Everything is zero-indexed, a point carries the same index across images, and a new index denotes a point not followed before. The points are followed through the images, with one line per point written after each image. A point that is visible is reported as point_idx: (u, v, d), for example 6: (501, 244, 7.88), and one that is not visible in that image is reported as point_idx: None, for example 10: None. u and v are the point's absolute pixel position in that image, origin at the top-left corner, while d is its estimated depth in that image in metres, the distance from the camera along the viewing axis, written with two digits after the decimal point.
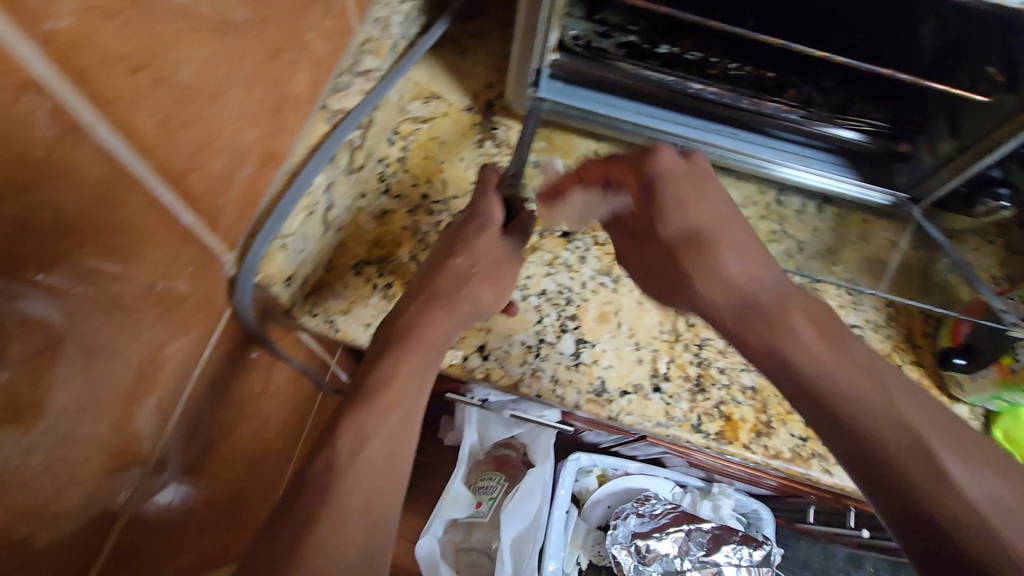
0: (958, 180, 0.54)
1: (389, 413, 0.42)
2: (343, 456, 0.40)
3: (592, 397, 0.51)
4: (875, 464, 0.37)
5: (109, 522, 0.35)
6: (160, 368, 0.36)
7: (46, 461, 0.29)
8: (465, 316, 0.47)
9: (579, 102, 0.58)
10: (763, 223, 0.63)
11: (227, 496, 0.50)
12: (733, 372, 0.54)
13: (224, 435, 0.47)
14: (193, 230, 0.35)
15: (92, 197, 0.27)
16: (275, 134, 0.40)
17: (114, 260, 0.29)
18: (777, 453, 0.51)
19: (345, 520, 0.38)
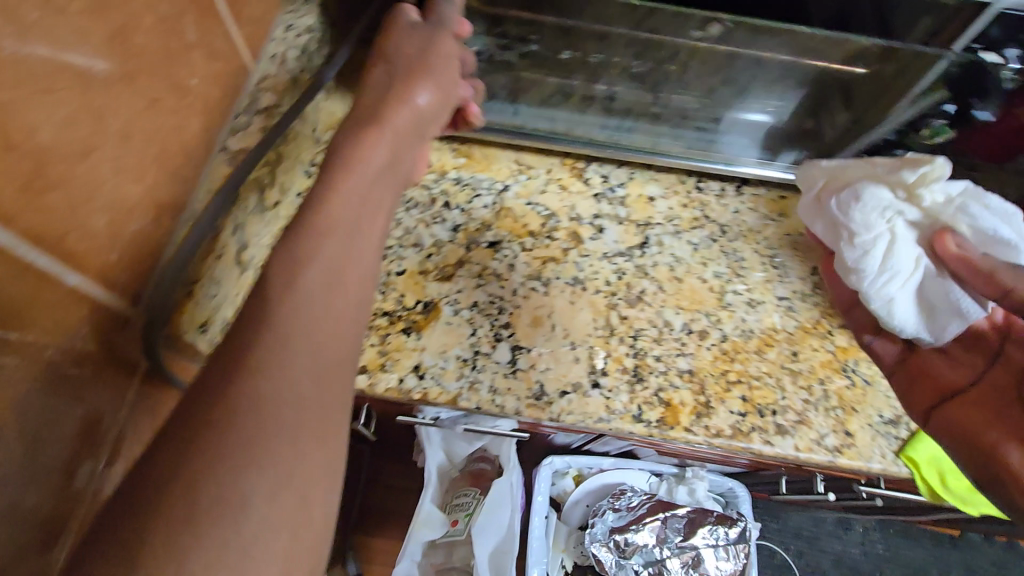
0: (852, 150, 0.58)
1: (326, 293, 0.32)
2: (270, 383, 0.28)
3: (532, 402, 0.51)
4: (968, 432, 0.50)
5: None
6: (69, 434, 0.35)
7: None
8: (406, 122, 0.40)
9: (499, 115, 0.61)
10: (687, 210, 0.64)
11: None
12: (669, 358, 0.55)
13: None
14: (85, 290, 0.35)
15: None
16: (164, 183, 0.41)
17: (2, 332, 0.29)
18: (718, 431, 0.52)
19: (286, 446, 0.28)
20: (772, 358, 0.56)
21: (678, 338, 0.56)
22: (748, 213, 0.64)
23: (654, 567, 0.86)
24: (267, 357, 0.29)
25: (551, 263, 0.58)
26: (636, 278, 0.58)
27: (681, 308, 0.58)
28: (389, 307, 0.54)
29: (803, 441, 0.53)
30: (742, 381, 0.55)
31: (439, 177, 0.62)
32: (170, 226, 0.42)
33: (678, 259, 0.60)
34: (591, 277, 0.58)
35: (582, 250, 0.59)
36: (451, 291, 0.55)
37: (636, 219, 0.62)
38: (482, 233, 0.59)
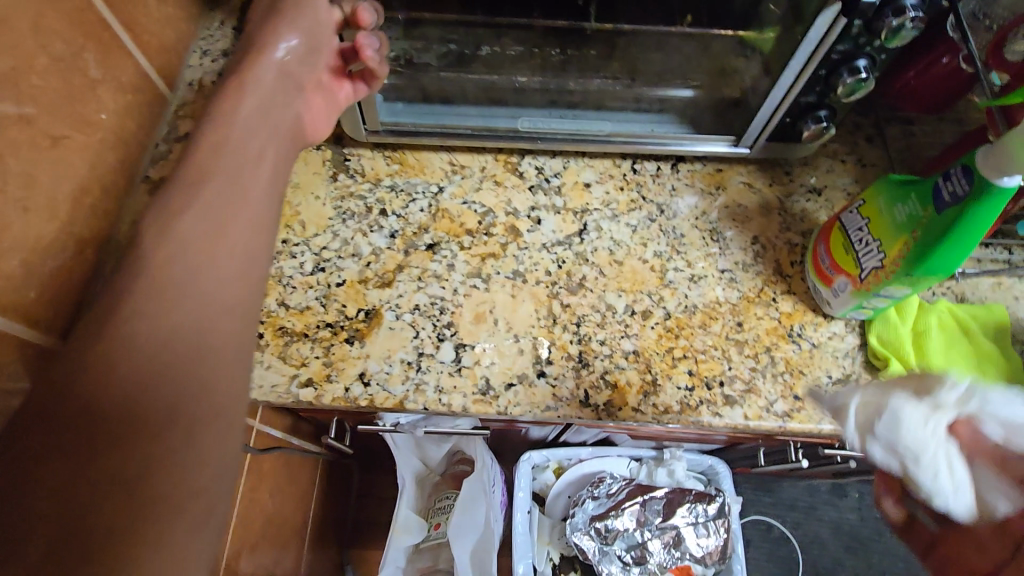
0: (778, 115, 0.58)
1: (229, 245, 0.44)
2: (188, 306, 0.40)
3: (479, 397, 0.52)
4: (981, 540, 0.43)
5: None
6: None
7: None
8: (272, 86, 0.52)
9: (428, 117, 0.61)
10: (623, 193, 0.65)
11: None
12: (614, 341, 0.55)
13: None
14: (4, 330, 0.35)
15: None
16: (84, 218, 0.41)
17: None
18: (666, 408, 0.52)
19: (205, 377, 0.39)
20: (717, 331, 0.57)
21: (621, 320, 0.56)
22: (683, 189, 0.65)
23: (636, 551, 0.86)
24: (149, 311, 0.38)
25: (490, 259, 0.59)
26: (576, 266, 0.59)
27: (623, 291, 0.58)
28: (331, 319, 0.54)
29: (752, 410, 0.53)
30: (688, 356, 0.55)
31: (373, 186, 0.63)
32: (95, 260, 0.43)
33: (617, 243, 0.61)
34: (531, 269, 0.59)
35: (521, 243, 0.60)
36: (391, 297, 0.56)
37: (572, 207, 0.63)
38: (420, 237, 0.60)
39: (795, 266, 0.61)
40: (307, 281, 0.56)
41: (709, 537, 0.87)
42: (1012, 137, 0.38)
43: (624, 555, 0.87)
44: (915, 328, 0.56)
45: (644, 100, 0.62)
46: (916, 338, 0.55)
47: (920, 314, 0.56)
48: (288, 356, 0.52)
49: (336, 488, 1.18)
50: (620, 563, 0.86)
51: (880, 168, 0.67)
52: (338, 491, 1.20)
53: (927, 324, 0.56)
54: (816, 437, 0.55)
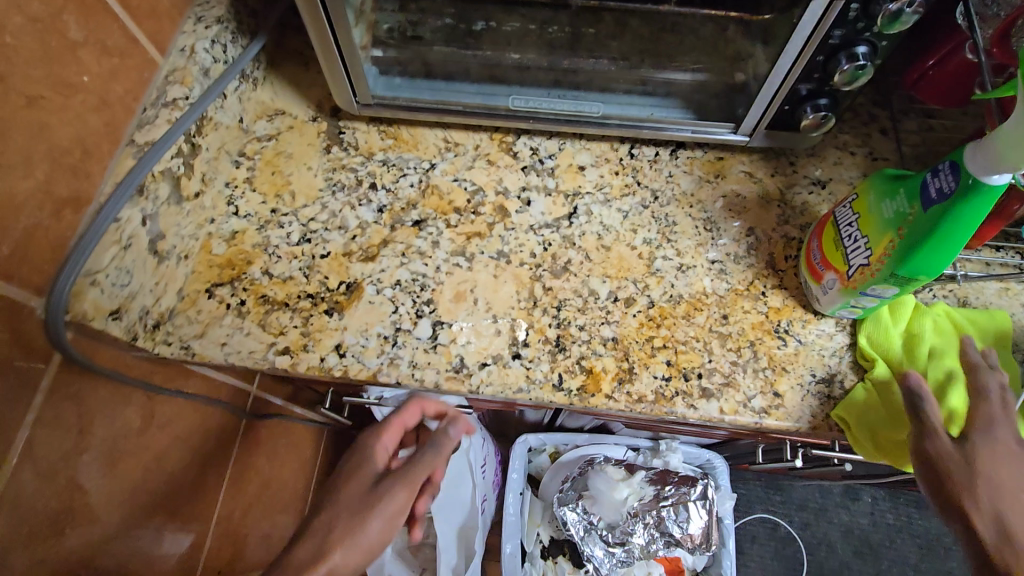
0: (775, 103, 0.56)
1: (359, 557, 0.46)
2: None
3: (452, 374, 0.52)
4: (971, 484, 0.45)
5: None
6: None
7: None
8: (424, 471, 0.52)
9: (426, 92, 0.60)
10: (618, 177, 0.63)
11: (117, 531, 0.53)
12: (594, 327, 0.54)
13: (99, 477, 0.50)
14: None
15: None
16: (65, 178, 0.42)
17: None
18: (640, 396, 0.51)
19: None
20: (701, 322, 0.55)
21: (603, 306, 0.56)
22: (682, 176, 0.63)
23: (619, 535, 0.85)
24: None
25: (476, 238, 0.59)
26: (561, 249, 0.58)
27: (608, 277, 0.57)
28: (313, 290, 0.55)
29: (728, 404, 0.52)
30: (668, 346, 0.54)
31: (365, 160, 0.63)
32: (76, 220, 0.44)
33: (606, 227, 0.60)
34: (515, 250, 0.58)
35: (508, 224, 0.59)
36: (374, 271, 0.56)
37: (564, 189, 0.62)
38: (407, 213, 0.60)
39: (790, 260, 0.59)
40: (293, 252, 0.57)
41: (693, 520, 0.84)
42: (999, 148, 0.36)
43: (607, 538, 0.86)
44: (907, 334, 0.54)
45: (650, 85, 0.60)
46: (907, 345, 0.53)
47: (911, 320, 0.54)
48: (268, 324, 0.53)
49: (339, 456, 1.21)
50: (603, 546, 0.86)
51: (892, 163, 0.64)
52: None
53: (919, 330, 0.54)
54: (801, 436, 0.54)
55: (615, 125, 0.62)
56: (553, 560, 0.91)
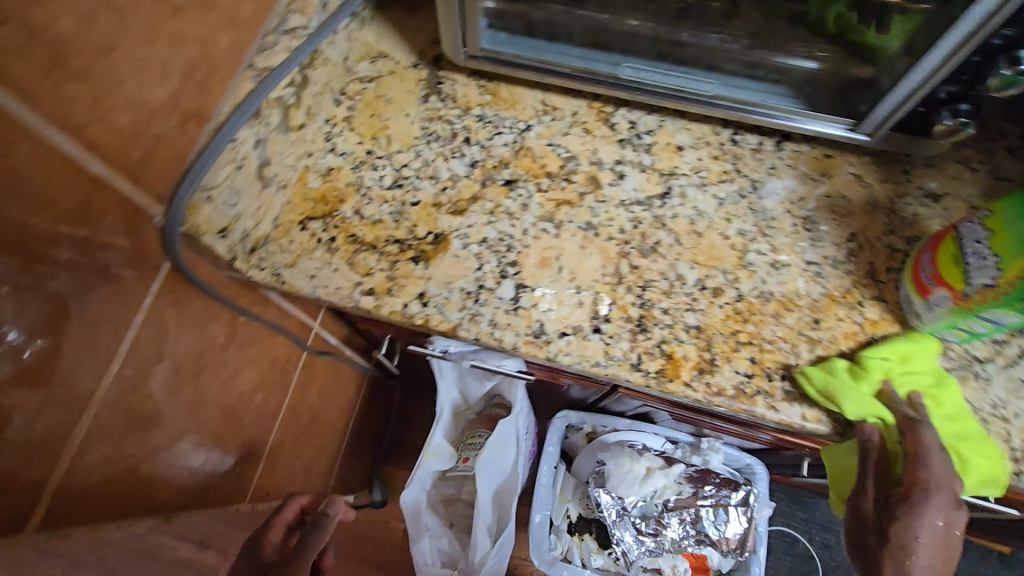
0: (910, 102, 0.52)
1: None
2: None
3: (531, 339, 0.51)
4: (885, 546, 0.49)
5: (62, 446, 0.40)
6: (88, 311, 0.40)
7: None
8: None
9: (529, 51, 0.59)
10: (717, 162, 0.60)
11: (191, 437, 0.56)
12: (677, 312, 0.53)
13: (183, 383, 0.52)
14: (109, 181, 0.38)
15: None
16: (192, 92, 0.43)
17: (28, 202, 0.34)
18: (719, 390, 0.50)
19: None
20: (790, 324, 0.53)
21: (689, 293, 0.54)
22: (786, 170, 0.60)
23: (652, 522, 0.85)
24: None
25: (566, 206, 0.57)
26: (652, 229, 0.56)
27: (696, 264, 0.55)
28: (401, 235, 0.55)
29: (812, 412, 0.51)
30: (753, 343, 0.52)
31: (462, 113, 0.61)
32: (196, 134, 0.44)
33: (700, 212, 0.57)
34: (605, 224, 0.56)
35: (599, 196, 0.58)
36: (462, 225, 0.56)
37: (660, 168, 0.59)
38: (499, 172, 0.58)
39: (891, 273, 0.56)
40: (385, 195, 0.57)
41: (730, 523, 0.84)
42: None
43: (641, 524, 0.86)
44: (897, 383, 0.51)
45: (758, 69, 0.57)
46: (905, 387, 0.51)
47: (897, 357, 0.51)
48: (356, 263, 0.54)
49: (376, 404, 1.24)
50: (635, 531, 0.85)
51: (1016, 184, 0.60)
52: (377, 407, 1.26)
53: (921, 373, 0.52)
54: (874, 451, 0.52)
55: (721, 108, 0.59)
56: (579, 537, 0.91)
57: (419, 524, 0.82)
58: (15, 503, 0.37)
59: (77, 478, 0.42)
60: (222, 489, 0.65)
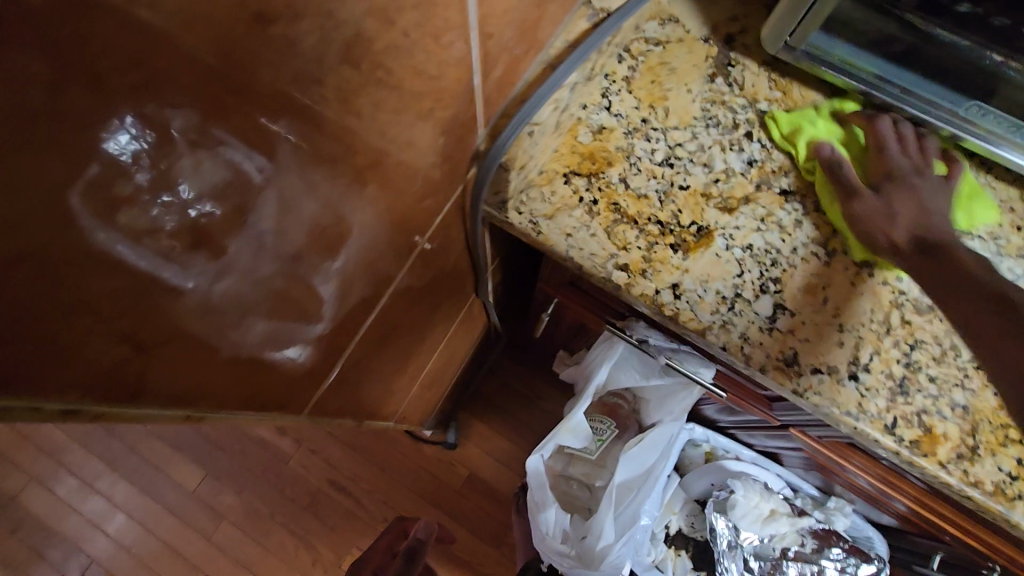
0: None
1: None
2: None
3: (780, 366, 0.48)
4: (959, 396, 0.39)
5: (254, 331, 0.35)
6: (380, 210, 0.40)
7: (278, 257, 0.33)
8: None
9: (846, 54, 0.53)
10: (1018, 234, 0.54)
11: (379, 344, 0.56)
12: (946, 384, 0.48)
13: (400, 294, 0.52)
14: (473, 93, 0.39)
15: (424, 40, 0.32)
16: (545, 19, 0.41)
17: (421, 97, 0.35)
18: (976, 481, 0.46)
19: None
20: None
21: (963, 367, 0.49)
22: None
23: (765, 563, 0.82)
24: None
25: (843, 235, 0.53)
26: None
27: None
28: (664, 218, 0.52)
29: None
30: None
31: (747, 105, 0.57)
32: (529, 62, 0.43)
33: None
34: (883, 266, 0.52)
35: None
36: (729, 224, 0.52)
37: (954, 222, 0.54)
38: (777, 178, 0.54)
39: None
40: (653, 170, 0.54)
41: None
42: None
43: (750, 560, 0.83)
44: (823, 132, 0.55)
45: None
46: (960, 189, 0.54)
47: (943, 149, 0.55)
48: (613, 234, 0.51)
49: (481, 351, 1.24)
50: (744, 567, 0.82)
51: None
52: (481, 355, 1.27)
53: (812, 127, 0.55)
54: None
55: None
56: (675, 551, 0.88)
57: (543, 494, 0.78)
58: (230, 386, 0.36)
59: (285, 366, 0.41)
60: (374, 398, 0.65)
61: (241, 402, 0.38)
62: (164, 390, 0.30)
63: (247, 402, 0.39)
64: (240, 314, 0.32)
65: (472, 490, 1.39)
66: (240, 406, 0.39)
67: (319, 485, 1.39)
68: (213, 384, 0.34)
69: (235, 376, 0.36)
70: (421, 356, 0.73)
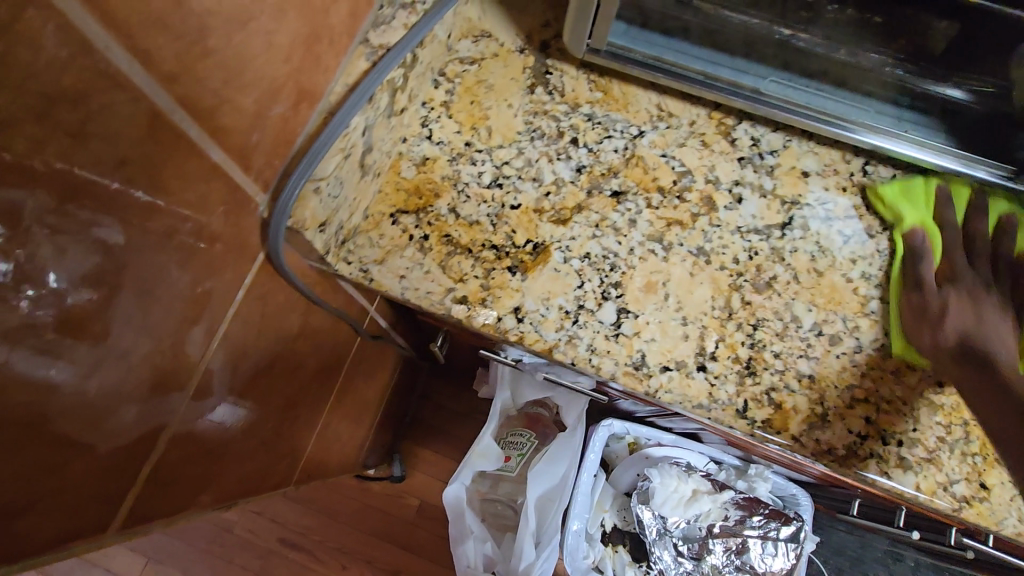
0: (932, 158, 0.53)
1: None
2: None
3: (630, 370, 0.48)
4: None
5: (67, 468, 0.31)
6: (177, 316, 0.36)
7: (47, 410, 0.28)
8: None
9: (645, 47, 0.53)
10: (845, 195, 0.55)
11: (258, 422, 0.53)
12: (790, 358, 0.49)
13: (262, 373, 0.50)
14: (232, 166, 0.35)
15: (123, 131, 0.27)
16: (311, 69, 0.38)
17: (151, 190, 0.30)
18: (829, 448, 0.47)
19: None
20: (911, 384, 0.48)
21: (804, 338, 0.50)
22: (921, 212, 0.54)
23: (694, 544, 0.84)
24: None
25: (676, 227, 0.53)
26: (769, 262, 0.52)
27: (815, 306, 0.51)
28: (498, 241, 0.51)
29: (926, 482, 0.46)
30: (869, 402, 0.48)
31: (570, 110, 0.56)
32: (308, 116, 0.40)
33: (822, 249, 0.53)
34: (718, 250, 0.52)
35: (714, 219, 0.53)
36: (564, 236, 0.52)
37: (782, 194, 0.54)
38: (608, 180, 0.54)
39: None
40: (482, 194, 0.53)
41: (777, 557, 0.82)
42: None
43: (680, 544, 0.84)
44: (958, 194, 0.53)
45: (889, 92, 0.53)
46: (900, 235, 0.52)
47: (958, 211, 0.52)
48: (448, 267, 0.50)
49: (404, 380, 1.21)
50: (675, 552, 0.83)
51: None
52: (405, 382, 1.23)
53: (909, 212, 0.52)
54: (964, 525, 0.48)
55: (853, 138, 0.55)
56: (613, 548, 0.89)
57: (461, 524, 0.81)
58: (108, 505, 0.34)
59: (159, 480, 0.39)
60: (274, 475, 0.62)
61: (122, 521, 0.36)
62: (18, 526, 0.28)
63: (127, 521, 0.37)
64: (83, 430, 0.31)
65: (426, 518, 1.36)
66: (121, 526, 0.36)
67: (268, 547, 1.33)
68: (85, 508, 0.33)
69: (114, 490, 0.35)
70: (313, 416, 0.68)
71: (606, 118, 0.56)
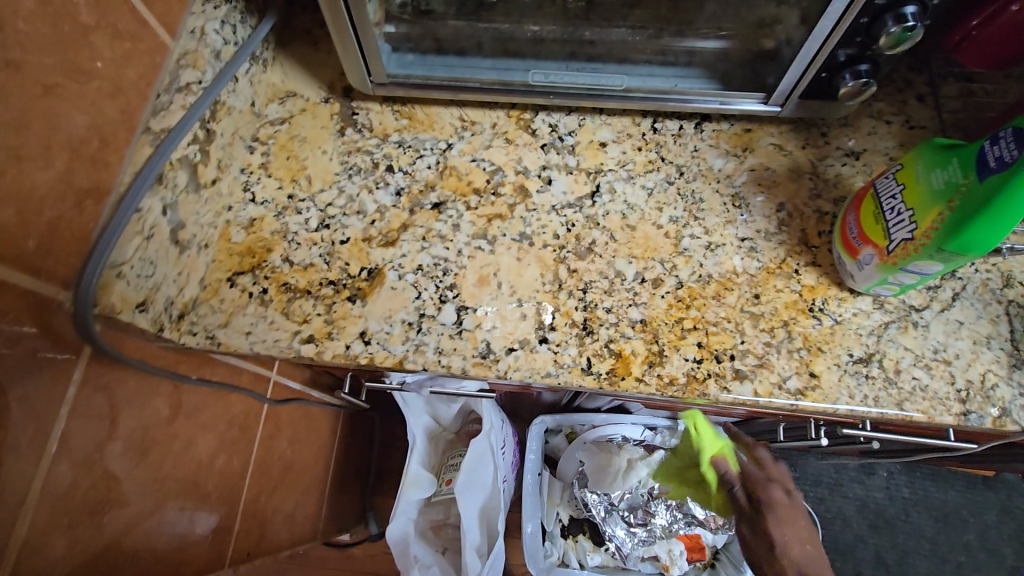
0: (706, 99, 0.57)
1: None
2: None
3: (479, 360, 0.51)
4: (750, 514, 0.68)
5: None
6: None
7: None
8: None
9: (430, 69, 0.58)
10: (641, 153, 0.60)
11: (152, 515, 0.54)
12: (621, 309, 0.53)
13: (133, 465, 0.50)
14: (20, 276, 0.38)
15: None
16: (85, 168, 0.42)
17: None
18: (671, 379, 0.50)
19: None
20: (732, 303, 0.54)
21: (630, 288, 0.54)
22: (709, 153, 0.60)
23: (640, 512, 0.86)
24: None
25: (497, 220, 0.57)
26: (585, 230, 0.56)
27: (634, 258, 0.55)
28: (334, 276, 0.54)
29: (763, 386, 0.50)
30: (697, 328, 0.52)
31: (380, 142, 0.61)
32: (98, 211, 0.43)
33: (630, 206, 0.58)
34: (538, 232, 0.56)
35: (529, 205, 0.58)
36: (395, 256, 0.55)
37: (586, 167, 0.60)
38: (426, 195, 0.58)
39: (823, 236, 0.57)
40: (312, 238, 0.56)
41: None
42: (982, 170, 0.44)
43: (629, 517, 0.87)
44: None
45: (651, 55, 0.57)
46: None
47: None
48: (291, 313, 0.53)
49: (353, 436, 1.21)
50: (626, 525, 0.87)
51: (930, 131, 0.61)
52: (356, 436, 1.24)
53: None
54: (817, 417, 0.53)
55: (628, 101, 0.59)
56: (574, 539, 0.90)
57: (407, 557, 0.81)
58: None
59: None
60: (195, 560, 0.62)
61: None
62: None
63: None
64: None
65: None
66: None
67: None
68: None
69: None
70: (228, 494, 0.69)
71: (416, 140, 0.61)
